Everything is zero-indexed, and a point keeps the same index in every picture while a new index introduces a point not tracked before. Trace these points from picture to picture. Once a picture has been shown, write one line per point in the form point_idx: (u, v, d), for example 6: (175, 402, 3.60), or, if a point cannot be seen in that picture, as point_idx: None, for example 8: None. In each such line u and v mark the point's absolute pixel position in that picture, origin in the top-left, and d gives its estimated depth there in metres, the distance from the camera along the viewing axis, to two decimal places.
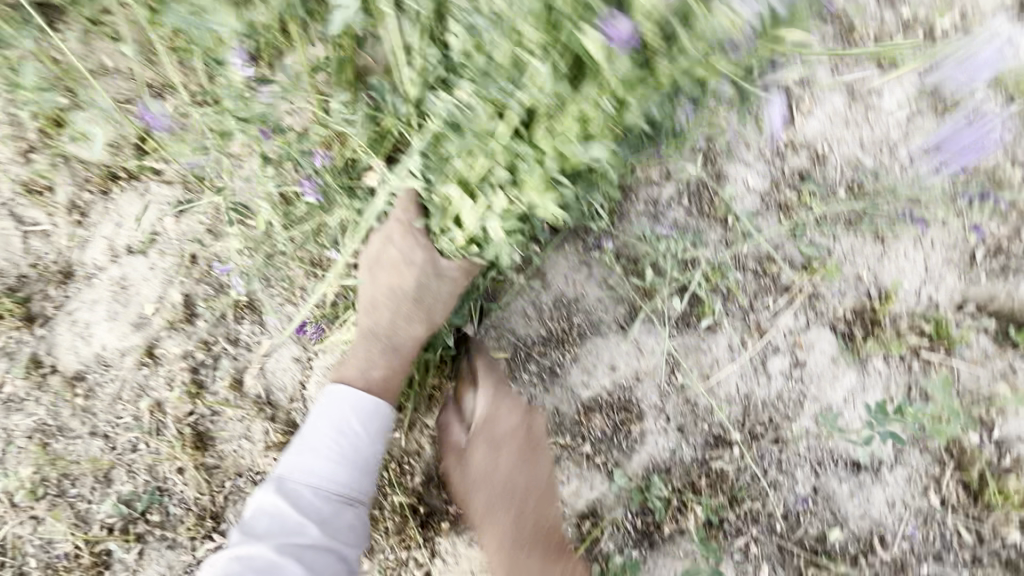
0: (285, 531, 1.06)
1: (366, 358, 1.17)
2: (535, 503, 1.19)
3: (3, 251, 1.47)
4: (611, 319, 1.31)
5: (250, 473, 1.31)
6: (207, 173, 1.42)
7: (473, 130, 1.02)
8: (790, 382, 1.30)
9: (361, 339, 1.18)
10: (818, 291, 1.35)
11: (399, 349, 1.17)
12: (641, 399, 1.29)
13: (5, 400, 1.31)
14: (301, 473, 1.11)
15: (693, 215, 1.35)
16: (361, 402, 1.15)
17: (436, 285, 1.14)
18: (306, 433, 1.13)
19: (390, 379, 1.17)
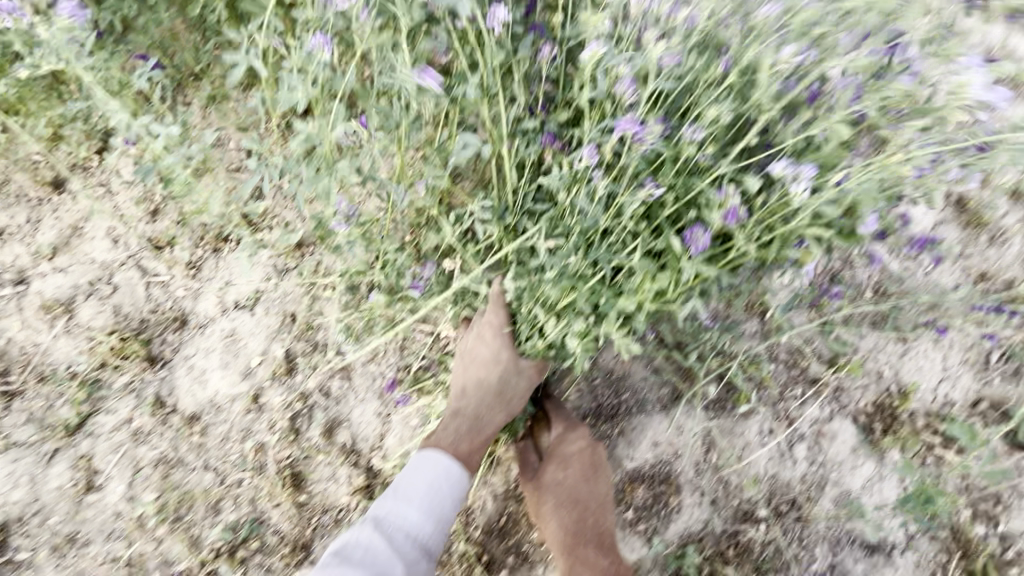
0: (375, 564, 1.15)
1: (452, 435, 1.36)
2: (594, 511, 1.35)
3: (130, 299, 1.69)
4: (654, 399, 1.49)
5: (334, 510, 1.54)
6: (308, 243, 1.65)
7: (571, 271, 1.30)
8: (813, 466, 1.46)
9: (448, 420, 1.38)
10: (843, 385, 1.50)
11: (482, 428, 1.37)
12: (679, 473, 1.47)
13: (134, 432, 1.59)
14: (393, 517, 1.24)
15: (732, 307, 1.55)
16: (448, 465, 1.31)
17: (516, 379, 1.38)
18: (402, 481, 1.29)
19: (472, 453, 1.36)
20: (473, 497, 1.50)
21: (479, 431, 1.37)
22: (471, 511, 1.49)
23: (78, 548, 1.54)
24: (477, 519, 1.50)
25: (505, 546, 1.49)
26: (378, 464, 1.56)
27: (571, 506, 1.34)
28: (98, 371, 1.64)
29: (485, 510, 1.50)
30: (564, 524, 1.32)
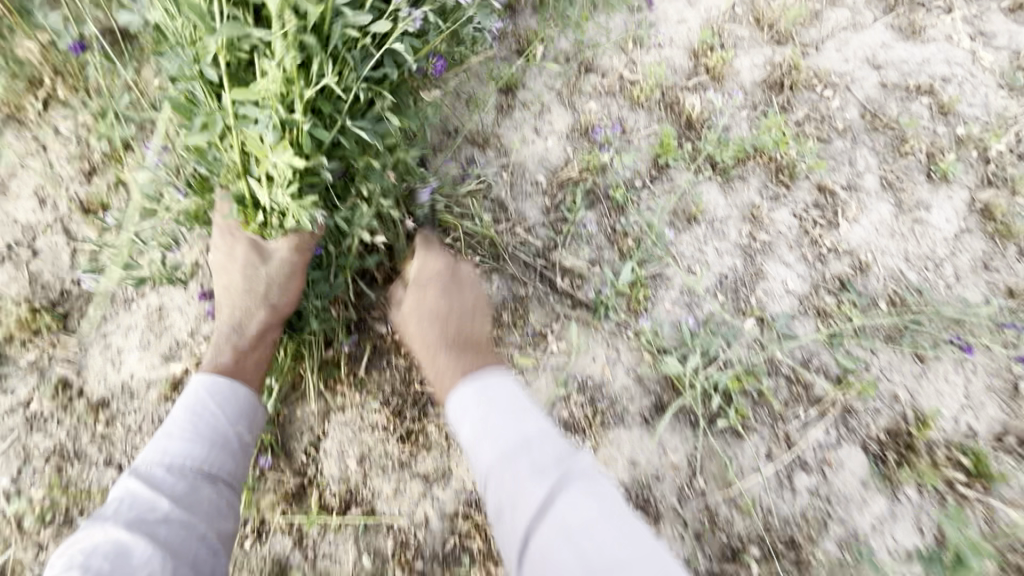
0: (134, 511, 1.01)
1: (236, 306, 1.24)
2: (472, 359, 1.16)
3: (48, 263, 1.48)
4: (635, 410, 1.31)
5: (252, 521, 1.28)
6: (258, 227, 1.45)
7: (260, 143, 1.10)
8: (816, 499, 1.25)
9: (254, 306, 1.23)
10: (852, 407, 1.30)
11: (253, 304, 1.22)
12: (659, 499, 1.24)
13: (29, 416, 1.37)
14: (152, 457, 1.09)
15: (728, 311, 1.39)
16: (215, 383, 1.17)
17: (235, 247, 1.25)
18: (168, 420, 1.14)
19: (255, 329, 1.23)
20: (415, 515, 1.29)
21: (252, 305, 1.22)
22: (413, 533, 1.28)
23: None
24: (419, 544, 1.28)
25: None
26: (313, 469, 1.32)
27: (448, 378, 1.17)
28: (1, 344, 1.41)
29: (428, 530, 1.29)
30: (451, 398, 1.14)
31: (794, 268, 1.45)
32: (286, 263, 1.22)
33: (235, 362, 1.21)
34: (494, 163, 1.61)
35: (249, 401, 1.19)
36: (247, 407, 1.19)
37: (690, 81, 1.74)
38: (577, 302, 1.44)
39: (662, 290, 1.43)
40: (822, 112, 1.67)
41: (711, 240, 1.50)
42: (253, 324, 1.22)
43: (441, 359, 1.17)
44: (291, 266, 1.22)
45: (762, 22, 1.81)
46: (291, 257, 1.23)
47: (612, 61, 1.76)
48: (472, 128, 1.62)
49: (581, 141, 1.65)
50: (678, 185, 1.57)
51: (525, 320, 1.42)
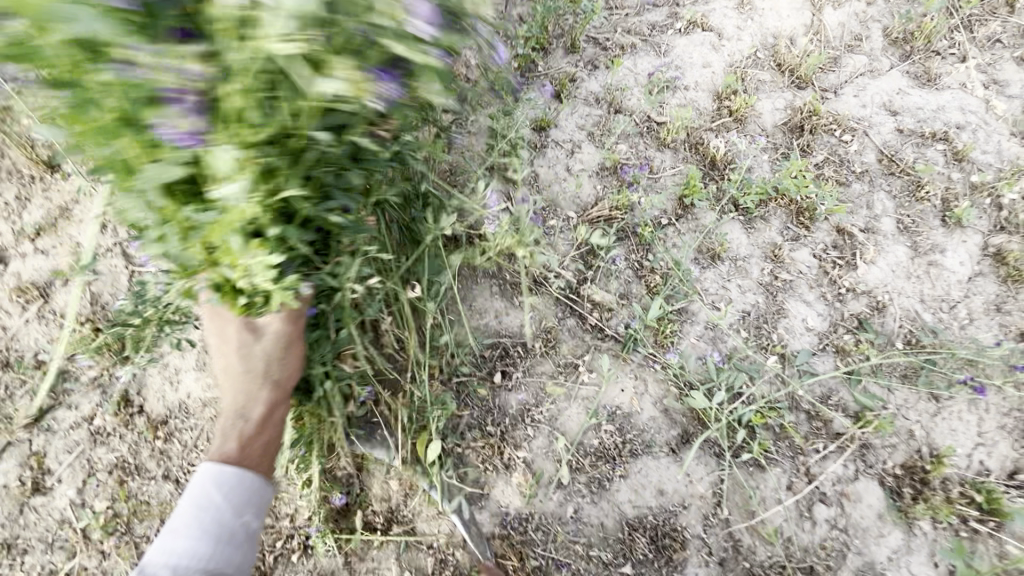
0: None
1: (238, 388, 1.17)
2: None
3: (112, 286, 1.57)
4: (662, 441, 1.38)
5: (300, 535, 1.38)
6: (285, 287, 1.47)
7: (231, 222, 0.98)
8: (834, 531, 1.31)
9: (254, 388, 1.17)
10: (869, 442, 1.37)
11: (253, 387, 1.16)
12: (685, 526, 1.32)
13: (94, 431, 1.47)
14: (159, 557, 1.05)
15: (751, 347, 1.47)
16: (219, 474, 1.12)
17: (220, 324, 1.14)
18: (174, 512, 1.09)
19: (256, 410, 1.17)
20: (453, 535, 1.36)
21: (254, 387, 1.16)
22: (450, 553, 1.35)
23: (13, 557, 1.39)
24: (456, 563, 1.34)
25: None
26: (356, 487, 1.41)
27: None
28: (67, 362, 1.50)
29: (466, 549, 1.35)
30: None
31: (814, 307, 1.52)
32: (280, 337, 1.14)
33: (240, 448, 1.15)
34: (528, 199, 1.70)
35: (252, 489, 1.14)
36: (251, 494, 1.14)
37: (714, 123, 1.83)
38: (605, 334, 1.52)
39: (688, 325, 1.51)
40: (840, 155, 1.75)
41: (734, 277, 1.58)
42: (253, 405, 1.16)
43: None
44: (286, 337, 1.16)
45: (783, 67, 1.91)
46: (286, 330, 1.15)
47: (640, 103, 1.85)
48: (508, 166, 1.73)
49: (610, 179, 1.74)
50: (703, 224, 1.65)
51: (557, 349, 1.51)
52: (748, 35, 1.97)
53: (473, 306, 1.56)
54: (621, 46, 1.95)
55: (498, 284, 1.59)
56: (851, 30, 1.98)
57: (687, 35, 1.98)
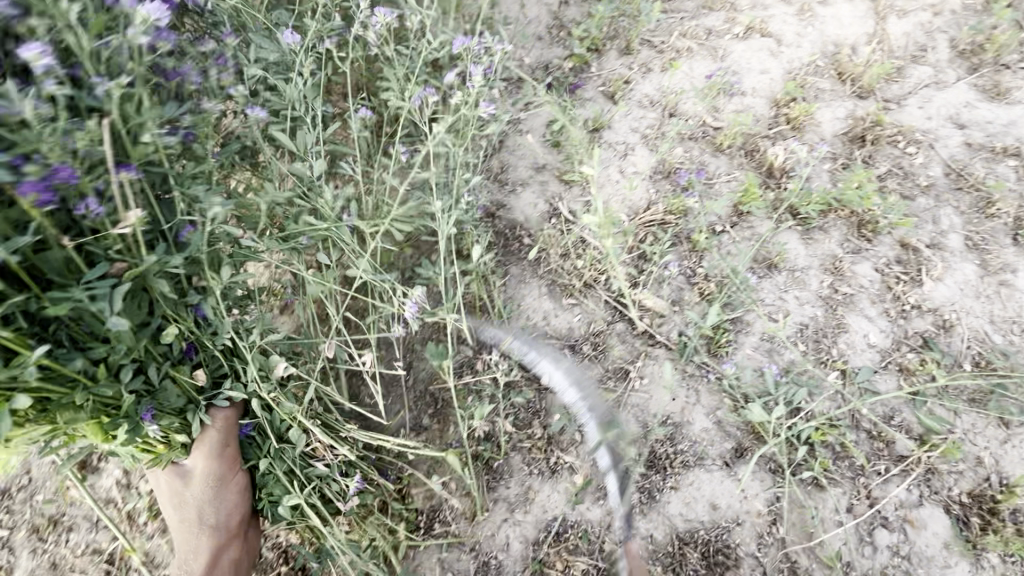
0: None
1: (186, 541, 1.28)
2: None
3: None
4: (715, 453, 1.34)
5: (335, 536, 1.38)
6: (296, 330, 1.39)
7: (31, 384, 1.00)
8: (895, 558, 1.24)
9: (195, 527, 1.27)
10: (935, 467, 1.30)
11: (194, 534, 1.27)
12: (738, 544, 1.26)
13: None
14: None
15: (810, 361, 1.42)
16: None
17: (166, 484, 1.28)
18: None
19: (213, 554, 1.27)
20: (495, 539, 1.32)
21: (194, 534, 1.27)
22: (493, 557, 1.31)
23: (58, 534, 1.32)
24: (500, 568, 1.30)
25: None
26: (398, 485, 1.38)
27: None
28: None
29: (509, 553, 1.31)
30: None
31: (876, 323, 1.47)
32: (204, 478, 1.26)
33: None
34: (578, 200, 1.67)
35: None
36: None
37: (771, 130, 1.79)
38: (656, 341, 1.49)
39: (743, 336, 1.47)
40: (904, 168, 1.69)
41: (792, 288, 1.53)
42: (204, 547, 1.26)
43: None
44: (215, 474, 1.27)
45: (845, 76, 1.86)
46: (205, 466, 1.26)
47: (696, 107, 1.81)
48: (559, 167, 1.71)
49: (663, 183, 1.70)
50: (759, 233, 1.61)
51: (606, 354, 1.48)
52: (809, 41, 1.93)
53: (523, 306, 1.55)
54: (677, 49, 1.91)
55: (547, 285, 1.58)
56: (916, 40, 1.92)
57: (745, 40, 1.94)
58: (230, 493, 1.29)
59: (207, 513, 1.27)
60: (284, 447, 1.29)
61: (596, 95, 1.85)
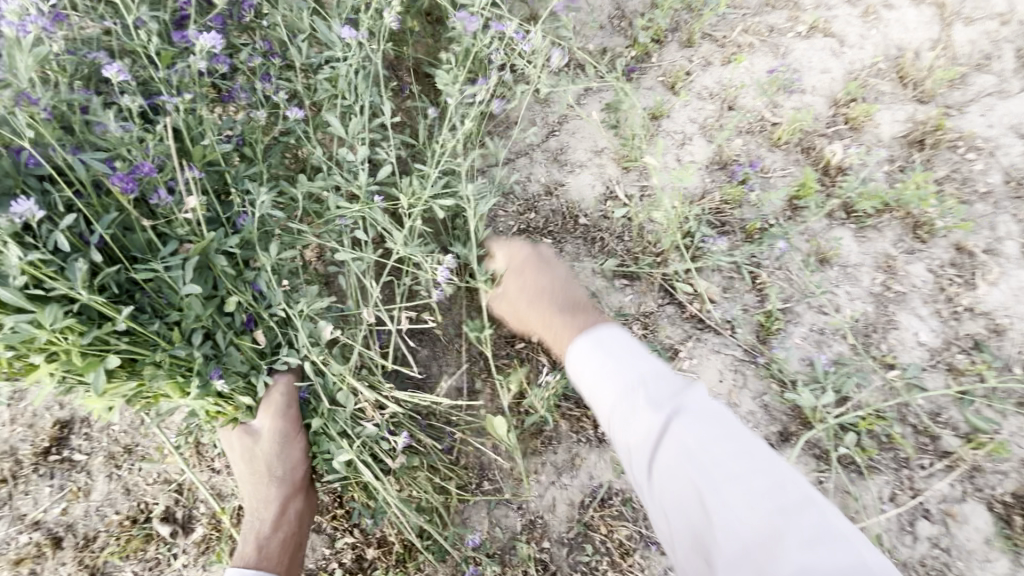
0: None
1: (256, 491, 1.30)
2: (567, 304, 1.37)
3: None
4: (761, 436, 1.38)
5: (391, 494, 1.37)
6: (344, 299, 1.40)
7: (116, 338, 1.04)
8: (935, 549, 1.27)
9: (265, 479, 1.28)
10: (980, 465, 1.32)
11: (263, 487, 1.29)
12: None
13: None
14: None
15: (858, 354, 1.45)
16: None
17: (234, 441, 1.30)
18: None
19: (280, 507, 1.28)
20: (543, 501, 1.39)
21: (262, 487, 1.29)
22: (542, 517, 1.38)
23: (132, 462, 1.38)
24: (548, 527, 1.37)
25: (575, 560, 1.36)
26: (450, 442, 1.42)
27: (539, 292, 1.39)
28: None
29: (557, 515, 1.38)
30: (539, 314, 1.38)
31: (927, 322, 1.49)
32: (272, 433, 1.28)
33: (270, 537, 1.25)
34: (635, 185, 1.72)
35: None
36: None
37: (829, 130, 1.80)
38: (705, 325, 1.52)
39: (794, 326, 1.50)
40: (963, 173, 1.72)
41: (843, 283, 1.55)
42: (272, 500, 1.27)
43: (556, 313, 1.34)
44: (282, 432, 1.29)
45: (907, 80, 1.86)
46: (271, 423, 1.28)
47: (755, 103, 1.84)
48: (617, 151, 1.74)
49: (718, 174, 1.74)
50: (814, 228, 1.62)
51: (656, 333, 1.53)
52: (871, 44, 1.93)
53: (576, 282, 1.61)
54: (738, 44, 1.93)
55: (600, 264, 1.62)
56: (981, 48, 1.91)
57: (807, 39, 1.95)
58: (295, 449, 1.30)
59: (274, 467, 1.29)
60: (336, 408, 1.27)
61: (655, 85, 1.89)
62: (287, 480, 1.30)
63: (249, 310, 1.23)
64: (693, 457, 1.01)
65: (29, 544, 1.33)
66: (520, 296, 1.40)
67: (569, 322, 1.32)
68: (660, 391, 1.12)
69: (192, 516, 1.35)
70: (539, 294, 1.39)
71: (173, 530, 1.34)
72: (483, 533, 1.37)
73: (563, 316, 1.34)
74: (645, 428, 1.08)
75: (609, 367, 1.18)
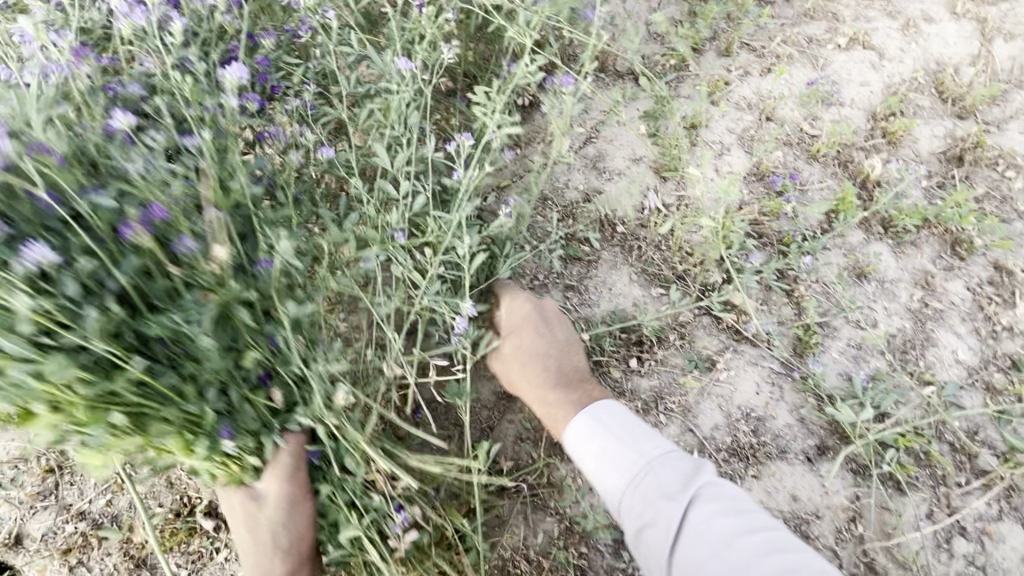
0: None
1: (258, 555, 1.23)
2: (560, 359, 1.37)
3: None
4: (798, 449, 1.39)
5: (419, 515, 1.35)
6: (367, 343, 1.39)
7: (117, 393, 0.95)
8: (971, 567, 1.28)
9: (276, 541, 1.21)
10: (1017, 484, 1.33)
11: (265, 552, 1.22)
12: (816, 536, 1.32)
13: None
14: None
15: (896, 370, 1.46)
16: None
17: (236, 503, 1.22)
18: None
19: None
20: (579, 507, 1.41)
21: (264, 553, 1.22)
22: (576, 522, 1.40)
23: None
24: (583, 532, 1.40)
25: (609, 564, 1.38)
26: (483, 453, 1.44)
27: (536, 360, 1.36)
28: None
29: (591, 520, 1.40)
30: (527, 385, 1.36)
31: (965, 340, 1.50)
32: (276, 502, 1.20)
33: None
34: (672, 195, 1.73)
35: None
36: None
37: (868, 143, 1.80)
38: (742, 336, 1.52)
39: (831, 340, 1.50)
40: (1001, 192, 1.72)
41: (881, 299, 1.55)
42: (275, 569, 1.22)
43: (551, 397, 1.32)
44: (287, 498, 1.21)
45: (946, 95, 1.86)
46: (277, 491, 1.20)
47: (793, 114, 1.84)
48: (655, 160, 1.74)
49: (756, 186, 1.74)
50: (852, 243, 1.61)
51: (692, 344, 1.52)
52: (911, 57, 1.93)
53: (613, 289, 1.61)
54: (777, 55, 1.93)
55: (637, 273, 1.64)
56: (1021, 65, 1.91)
57: (847, 51, 1.94)
58: (300, 514, 1.23)
59: (275, 535, 1.21)
60: (345, 475, 1.25)
61: (693, 94, 1.89)
62: (291, 545, 1.22)
63: (266, 364, 1.15)
64: (710, 539, 1.05)
65: (75, 533, 1.35)
66: (517, 353, 1.38)
67: (564, 398, 1.32)
68: (670, 482, 1.13)
69: (233, 511, 1.38)
70: (534, 359, 1.36)
71: (216, 524, 1.37)
72: (519, 537, 1.40)
73: (558, 397, 1.32)
74: (664, 521, 1.09)
75: (609, 447, 1.20)
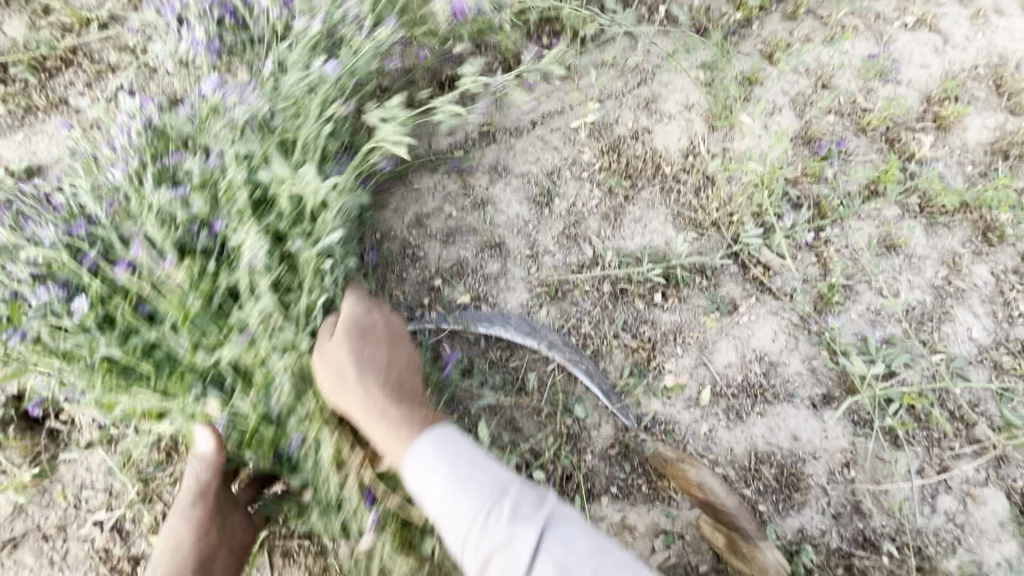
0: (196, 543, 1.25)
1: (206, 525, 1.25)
2: (385, 390, 1.14)
3: None
4: (805, 395, 1.47)
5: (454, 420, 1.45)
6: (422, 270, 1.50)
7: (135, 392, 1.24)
8: (949, 523, 1.37)
9: (227, 511, 1.27)
10: (1009, 455, 1.40)
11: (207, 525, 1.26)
12: (811, 474, 1.41)
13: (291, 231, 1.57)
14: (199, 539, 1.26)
15: (909, 337, 1.51)
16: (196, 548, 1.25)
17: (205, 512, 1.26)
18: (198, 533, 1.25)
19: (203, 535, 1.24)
20: (592, 419, 1.48)
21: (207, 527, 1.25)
22: (584, 433, 1.47)
23: None
24: (591, 441, 1.47)
25: (612, 473, 1.46)
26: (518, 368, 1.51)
27: (387, 379, 1.16)
28: None
29: (602, 431, 1.48)
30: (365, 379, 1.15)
31: (982, 321, 1.54)
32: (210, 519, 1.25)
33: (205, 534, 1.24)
34: (719, 144, 1.72)
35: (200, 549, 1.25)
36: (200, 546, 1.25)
37: (917, 124, 1.80)
38: (767, 288, 1.56)
39: (853, 302, 1.55)
40: None
41: (907, 271, 1.58)
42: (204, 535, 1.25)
43: (391, 415, 1.10)
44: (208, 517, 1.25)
45: (1004, 89, 1.85)
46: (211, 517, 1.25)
47: (850, 85, 1.84)
48: (708, 109, 1.73)
49: (802, 149, 1.76)
50: (888, 216, 1.63)
51: (717, 287, 1.57)
52: (974, 47, 1.91)
53: (647, 227, 1.63)
54: (843, 25, 1.90)
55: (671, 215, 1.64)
56: None
57: (913, 31, 1.92)
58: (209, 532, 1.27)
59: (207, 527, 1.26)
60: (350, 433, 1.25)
61: (753, 53, 1.86)
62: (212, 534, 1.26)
63: None
64: (581, 556, 0.94)
65: None
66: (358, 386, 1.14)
67: (393, 417, 1.10)
68: (526, 502, 0.99)
69: None
70: (377, 378, 1.15)
71: None
72: (527, 436, 1.46)
73: (400, 413, 1.11)
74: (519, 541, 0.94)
75: (445, 496, 1.00)
